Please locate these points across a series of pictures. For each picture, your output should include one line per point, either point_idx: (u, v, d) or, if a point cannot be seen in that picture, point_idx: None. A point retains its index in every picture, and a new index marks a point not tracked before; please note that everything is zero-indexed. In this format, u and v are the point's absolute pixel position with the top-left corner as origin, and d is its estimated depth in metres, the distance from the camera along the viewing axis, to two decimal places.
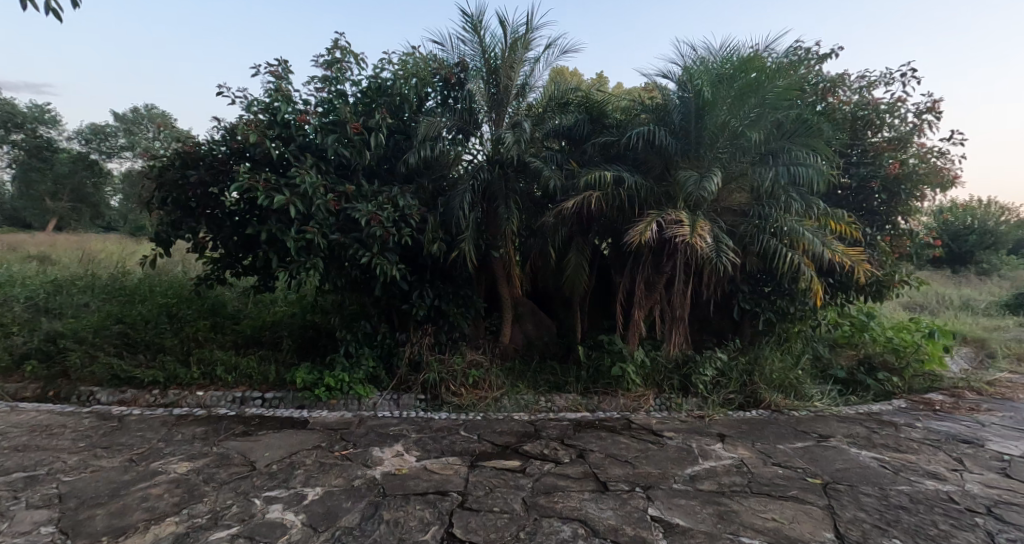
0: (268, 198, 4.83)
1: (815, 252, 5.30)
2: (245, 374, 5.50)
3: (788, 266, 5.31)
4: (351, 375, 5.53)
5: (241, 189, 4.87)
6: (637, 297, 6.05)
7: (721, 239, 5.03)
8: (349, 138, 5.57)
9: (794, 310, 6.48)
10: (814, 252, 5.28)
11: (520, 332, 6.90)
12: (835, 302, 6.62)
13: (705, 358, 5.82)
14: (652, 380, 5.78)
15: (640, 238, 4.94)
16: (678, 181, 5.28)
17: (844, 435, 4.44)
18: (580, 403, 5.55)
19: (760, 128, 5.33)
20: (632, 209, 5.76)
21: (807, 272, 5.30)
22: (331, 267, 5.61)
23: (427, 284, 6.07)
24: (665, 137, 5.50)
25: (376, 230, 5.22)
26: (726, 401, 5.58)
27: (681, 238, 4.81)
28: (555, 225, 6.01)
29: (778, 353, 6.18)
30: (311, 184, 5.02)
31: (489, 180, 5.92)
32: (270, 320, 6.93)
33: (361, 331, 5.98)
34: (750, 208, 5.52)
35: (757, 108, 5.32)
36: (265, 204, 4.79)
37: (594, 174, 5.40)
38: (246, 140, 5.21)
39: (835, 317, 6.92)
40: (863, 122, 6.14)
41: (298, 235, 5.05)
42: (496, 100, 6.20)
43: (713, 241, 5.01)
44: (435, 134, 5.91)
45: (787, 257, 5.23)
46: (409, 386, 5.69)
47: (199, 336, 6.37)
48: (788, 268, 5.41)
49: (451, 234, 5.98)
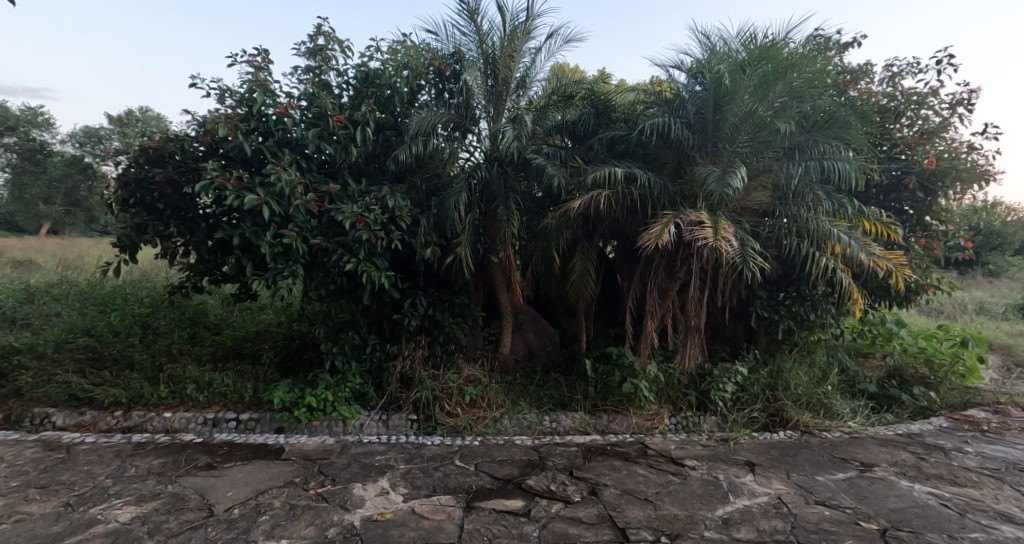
0: (239, 198, 4.31)
1: (850, 256, 4.81)
2: (219, 393, 4.98)
3: (820, 272, 4.79)
4: (336, 394, 5.02)
5: (207, 188, 4.32)
6: (648, 306, 5.57)
7: (746, 242, 4.52)
8: (333, 134, 5.09)
9: (814, 318, 6.07)
10: (848, 255, 4.76)
11: (521, 343, 6.41)
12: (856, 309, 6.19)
13: (724, 372, 5.33)
14: (666, 396, 5.30)
15: (656, 242, 4.43)
16: (698, 178, 4.77)
17: (889, 463, 3.94)
18: (588, 424, 5.05)
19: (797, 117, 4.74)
20: (643, 210, 5.27)
21: (843, 279, 4.81)
22: (313, 273, 5.11)
23: (420, 292, 5.59)
24: (680, 130, 5.01)
25: (362, 234, 4.73)
26: (748, 421, 5.08)
27: (702, 242, 4.30)
28: (558, 228, 5.54)
29: (802, 366, 5.69)
30: (289, 183, 4.52)
31: (486, 178, 5.45)
32: (253, 331, 6.44)
33: (349, 343, 5.48)
34: (776, 208, 5.03)
35: (787, 95, 4.80)
36: (234, 205, 4.23)
37: (602, 171, 4.93)
38: (218, 134, 4.72)
39: (851, 323, 6.50)
40: (893, 114, 5.65)
41: (275, 239, 4.53)
42: (494, 94, 5.76)
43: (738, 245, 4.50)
44: (428, 129, 5.41)
45: (819, 262, 4.73)
46: (400, 405, 5.18)
47: (173, 349, 5.86)
48: (820, 273, 4.90)
49: (446, 238, 5.50)
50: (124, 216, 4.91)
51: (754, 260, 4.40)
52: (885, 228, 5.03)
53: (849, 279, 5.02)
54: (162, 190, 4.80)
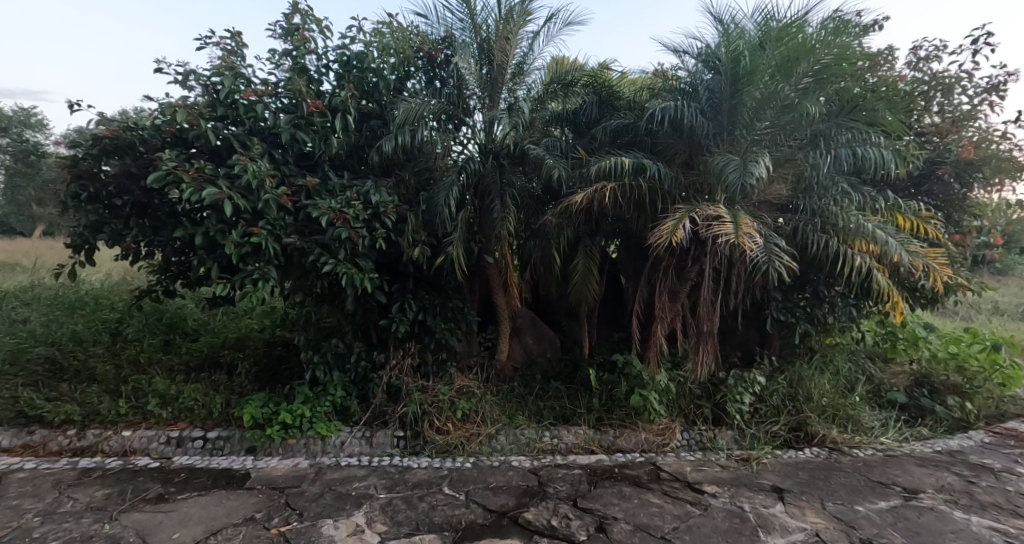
0: (198, 191, 3.82)
1: (887, 255, 4.31)
2: (184, 408, 4.51)
3: (853, 272, 4.30)
4: (315, 408, 4.56)
5: (162, 182, 3.84)
6: (657, 309, 5.11)
7: (771, 240, 4.04)
8: (311, 122, 4.63)
9: (832, 322, 5.65)
10: (885, 254, 4.27)
11: (519, 348, 5.97)
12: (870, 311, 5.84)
13: (741, 382, 4.89)
14: (677, 409, 4.87)
15: (670, 239, 3.95)
16: (715, 169, 4.29)
17: (936, 487, 3.50)
18: (593, 440, 4.61)
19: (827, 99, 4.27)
20: (652, 205, 4.80)
21: (880, 281, 4.31)
22: (290, 276, 4.65)
23: (409, 296, 5.15)
24: (693, 116, 4.54)
25: (341, 232, 4.28)
26: (769, 436, 4.64)
27: (723, 240, 3.81)
28: (559, 225, 5.08)
29: (824, 375, 5.24)
30: (257, 174, 4.03)
31: (480, 172, 5.01)
32: (232, 338, 6.00)
33: (331, 352, 5.03)
34: (800, 201, 4.56)
35: (812, 74, 4.33)
36: (194, 199, 3.75)
37: (608, 161, 4.46)
38: (180, 122, 4.26)
39: (868, 326, 6.11)
40: (924, 99, 5.18)
41: (243, 238, 4.06)
42: (488, 80, 5.29)
43: (762, 242, 4.02)
44: (416, 118, 4.96)
45: (852, 261, 4.24)
46: (386, 420, 4.73)
47: (141, 359, 5.41)
48: (853, 274, 4.41)
49: (437, 237, 5.05)
50: (78, 213, 4.45)
51: (781, 260, 3.90)
52: (923, 223, 4.54)
53: (885, 280, 4.53)
54: (118, 184, 4.33)
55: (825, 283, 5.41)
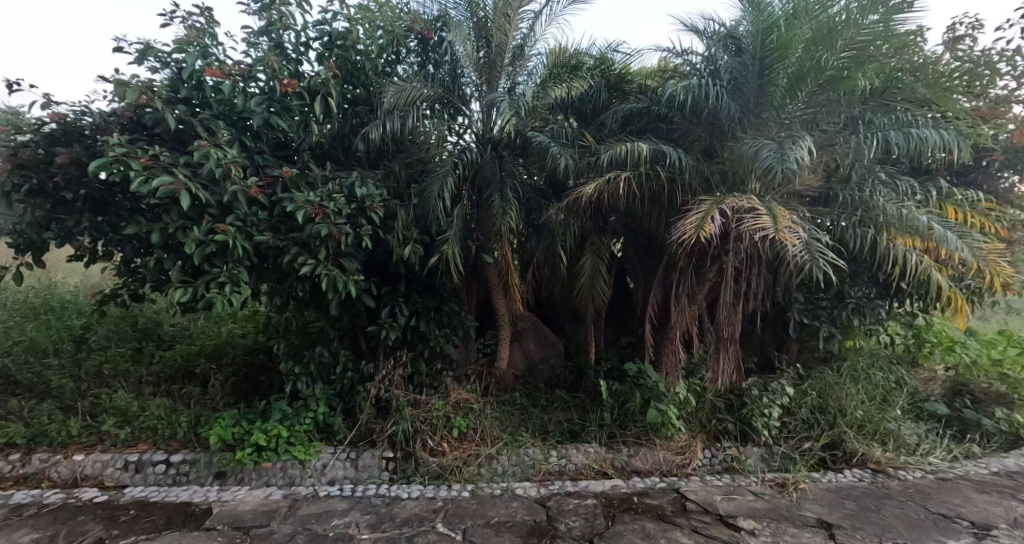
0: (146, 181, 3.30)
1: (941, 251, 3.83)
2: (146, 428, 4.02)
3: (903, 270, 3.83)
4: (294, 427, 4.07)
5: (106, 167, 3.26)
6: (674, 313, 4.63)
7: (813, 235, 3.55)
8: (289, 108, 4.13)
9: (858, 323, 5.23)
10: (939, 249, 3.80)
11: (520, 354, 5.51)
12: (900, 311, 5.40)
13: (768, 393, 4.43)
14: (697, 424, 4.41)
15: (697, 234, 3.47)
16: (746, 155, 3.80)
17: (1009, 522, 3.04)
18: (604, 461, 4.14)
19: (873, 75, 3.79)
20: (670, 197, 4.31)
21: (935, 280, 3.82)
22: (266, 279, 4.16)
23: (400, 300, 4.68)
24: (716, 97, 4.05)
25: (321, 229, 3.79)
26: (800, 454, 4.19)
27: (759, 235, 3.33)
28: (564, 221, 4.62)
29: (857, 384, 4.79)
30: (223, 163, 3.52)
31: (477, 163, 4.54)
32: (209, 346, 5.53)
33: (315, 362, 4.56)
34: (833, 191, 4.07)
35: (856, 50, 3.79)
36: (143, 192, 3.23)
37: (622, 148, 4.00)
38: (135, 104, 3.73)
39: (897, 328, 5.66)
40: (979, 74, 4.60)
41: (208, 235, 3.55)
42: (486, 63, 4.81)
43: (804, 239, 3.52)
44: (406, 104, 4.48)
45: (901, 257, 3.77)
46: (374, 439, 4.24)
47: (104, 371, 4.90)
48: (902, 273, 3.93)
49: (430, 234, 4.58)
50: (23, 207, 3.94)
51: (828, 257, 3.39)
52: (983, 216, 4.04)
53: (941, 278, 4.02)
54: (65, 174, 3.80)
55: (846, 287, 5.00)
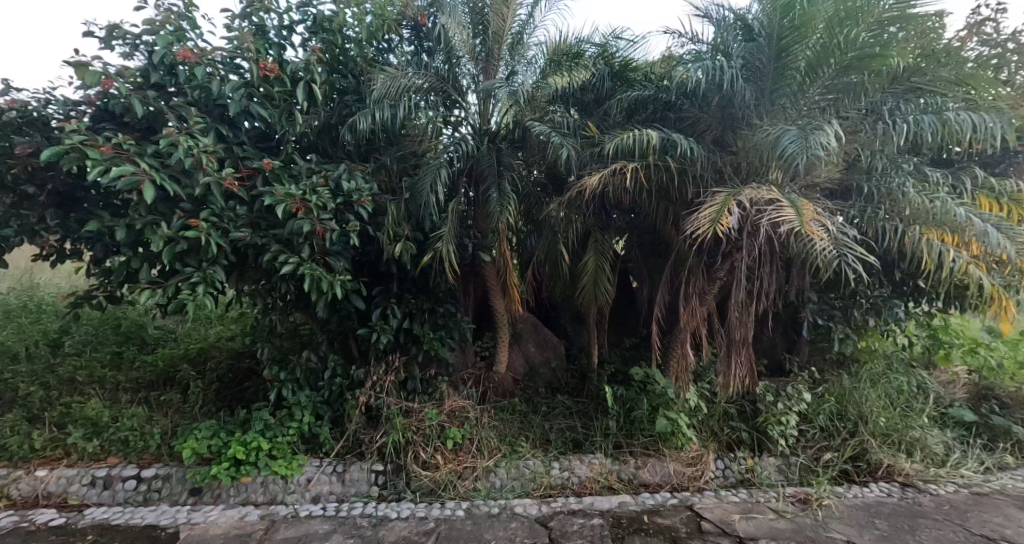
0: (105, 171, 2.98)
1: (983, 246, 3.52)
2: (116, 440, 3.74)
3: (939, 266, 3.53)
4: (277, 438, 3.79)
5: (60, 155, 2.94)
6: (684, 313, 4.34)
7: (843, 227, 3.26)
8: (270, 94, 3.83)
9: (874, 324, 4.97)
10: (981, 244, 3.49)
11: (520, 357, 5.23)
12: (918, 310, 5.13)
13: (784, 399, 4.15)
14: (708, 431, 4.14)
15: (715, 228, 3.19)
16: (767, 141, 3.51)
17: None
18: (611, 473, 3.87)
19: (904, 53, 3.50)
20: (680, 189, 4.03)
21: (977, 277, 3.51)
22: (246, 280, 3.87)
23: (392, 301, 4.40)
24: (733, 80, 3.74)
25: (304, 224, 3.50)
26: (820, 464, 3.92)
27: (784, 229, 3.05)
28: (566, 216, 4.34)
29: (879, 389, 4.50)
30: (193, 153, 3.21)
31: (473, 154, 4.26)
32: (193, 350, 5.24)
33: (301, 367, 4.28)
34: (857, 182, 3.78)
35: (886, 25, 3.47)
36: (101, 182, 2.92)
37: (630, 136, 3.72)
38: (101, 90, 3.42)
39: (915, 329, 5.38)
40: (1012, 55, 4.28)
41: (179, 231, 3.25)
42: (483, 53, 4.60)
43: (833, 232, 3.23)
44: (398, 93, 4.21)
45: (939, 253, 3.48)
46: (364, 450, 3.95)
47: (77, 377, 4.61)
48: (938, 269, 3.63)
49: (423, 231, 4.29)
50: None
51: (859, 253, 3.10)
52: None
53: (986, 274, 3.68)
54: (26, 165, 3.49)
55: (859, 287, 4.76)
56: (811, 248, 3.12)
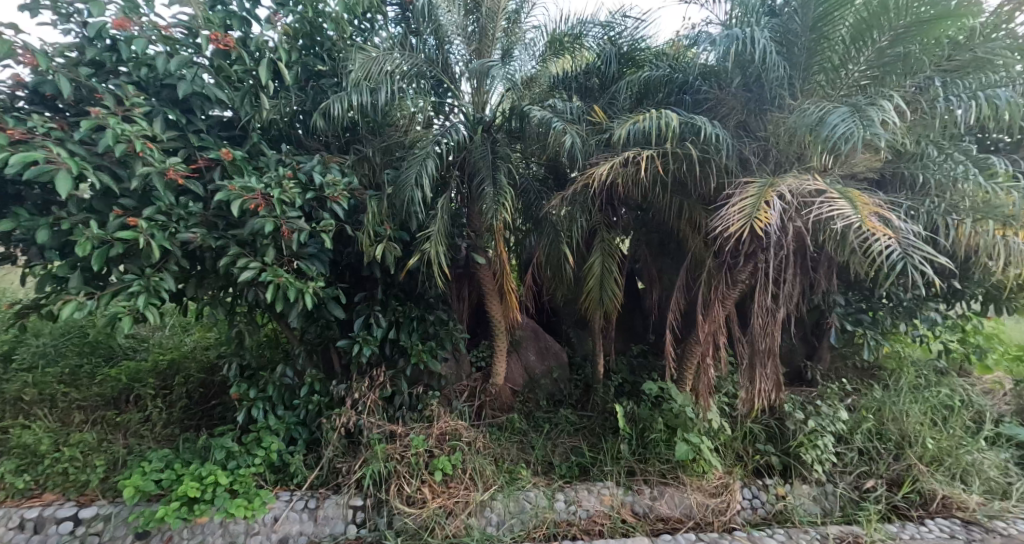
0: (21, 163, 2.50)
1: None
2: (53, 474, 3.25)
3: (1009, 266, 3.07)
4: (240, 469, 3.30)
5: None
6: (702, 320, 3.85)
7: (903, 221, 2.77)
8: (226, 71, 3.32)
9: (905, 329, 4.55)
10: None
11: (519, 367, 4.75)
12: (953, 313, 4.67)
13: (819, 419, 3.67)
14: (732, 455, 3.67)
15: (755, 225, 2.75)
16: (807, 123, 3.03)
17: None
18: (622, 506, 3.39)
19: (962, 19, 3.01)
20: (699, 181, 3.54)
21: None
22: (206, 287, 3.38)
23: (375, 310, 3.92)
24: (766, 53, 3.23)
25: (264, 223, 3.01)
26: (864, 495, 3.46)
27: (840, 224, 2.62)
28: (570, 213, 3.85)
29: (923, 405, 4.03)
30: (126, 139, 2.70)
31: (465, 144, 3.77)
32: (161, 363, 4.75)
33: (273, 385, 3.79)
34: (905, 170, 3.29)
35: None
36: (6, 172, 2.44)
37: (645, 119, 3.24)
38: (23, 66, 2.90)
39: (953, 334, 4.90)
40: None
41: (114, 231, 2.76)
42: (475, 34, 4.09)
43: (896, 228, 2.75)
44: (378, 76, 3.72)
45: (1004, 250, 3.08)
46: (342, 480, 3.47)
47: (23, 396, 4.11)
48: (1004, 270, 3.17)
49: (410, 230, 3.81)
50: None
51: (931, 254, 2.59)
52: None
53: None
54: None
55: (897, 291, 4.26)
56: (872, 246, 2.65)
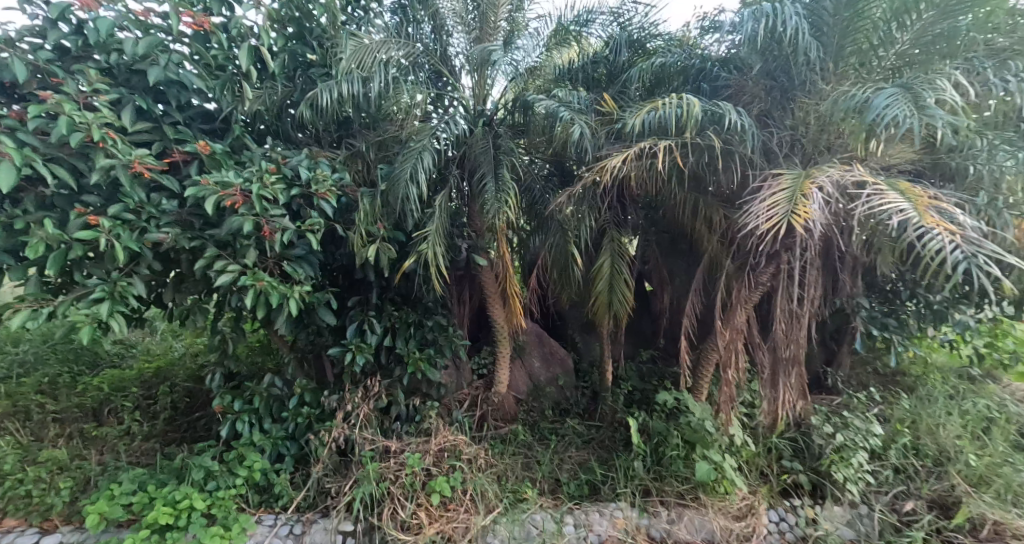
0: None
1: None
2: (16, 497, 2.99)
3: None
4: (219, 490, 3.02)
5: None
6: (722, 324, 3.55)
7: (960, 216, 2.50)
8: (204, 57, 3.04)
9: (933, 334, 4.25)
10: None
11: (523, 375, 4.46)
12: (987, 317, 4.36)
13: (850, 433, 3.39)
14: (756, 472, 3.37)
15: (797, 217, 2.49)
16: (850, 108, 2.75)
17: None
18: (637, 530, 3.09)
19: None
20: (719, 174, 3.26)
21: None
22: (184, 292, 3.11)
23: (368, 316, 3.64)
24: (796, 34, 2.93)
25: (242, 222, 2.73)
26: (903, 517, 3.17)
27: (896, 218, 2.36)
28: (578, 210, 3.57)
29: (959, 417, 3.74)
30: (85, 128, 2.43)
31: (465, 137, 3.49)
32: (145, 372, 4.48)
33: (259, 398, 3.51)
34: (950, 162, 3.01)
35: None
36: None
37: (663, 107, 2.96)
38: None
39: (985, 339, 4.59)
40: None
41: (74, 231, 2.50)
42: (475, 20, 3.78)
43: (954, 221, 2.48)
44: (371, 63, 3.44)
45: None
46: (332, 501, 3.19)
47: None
48: None
49: (405, 230, 3.53)
50: None
51: (998, 252, 2.27)
52: None
53: None
54: None
55: (930, 294, 3.95)
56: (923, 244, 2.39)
